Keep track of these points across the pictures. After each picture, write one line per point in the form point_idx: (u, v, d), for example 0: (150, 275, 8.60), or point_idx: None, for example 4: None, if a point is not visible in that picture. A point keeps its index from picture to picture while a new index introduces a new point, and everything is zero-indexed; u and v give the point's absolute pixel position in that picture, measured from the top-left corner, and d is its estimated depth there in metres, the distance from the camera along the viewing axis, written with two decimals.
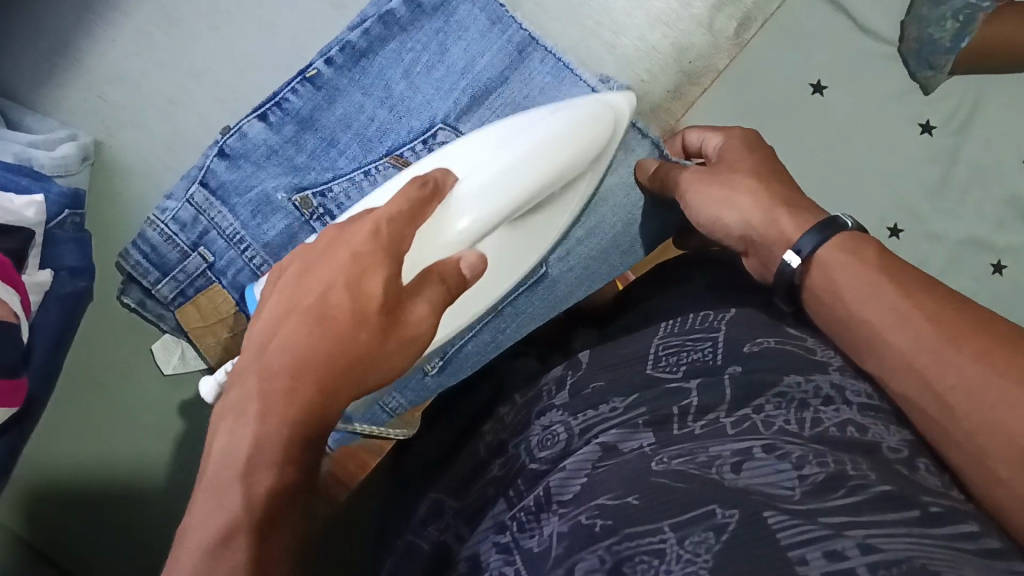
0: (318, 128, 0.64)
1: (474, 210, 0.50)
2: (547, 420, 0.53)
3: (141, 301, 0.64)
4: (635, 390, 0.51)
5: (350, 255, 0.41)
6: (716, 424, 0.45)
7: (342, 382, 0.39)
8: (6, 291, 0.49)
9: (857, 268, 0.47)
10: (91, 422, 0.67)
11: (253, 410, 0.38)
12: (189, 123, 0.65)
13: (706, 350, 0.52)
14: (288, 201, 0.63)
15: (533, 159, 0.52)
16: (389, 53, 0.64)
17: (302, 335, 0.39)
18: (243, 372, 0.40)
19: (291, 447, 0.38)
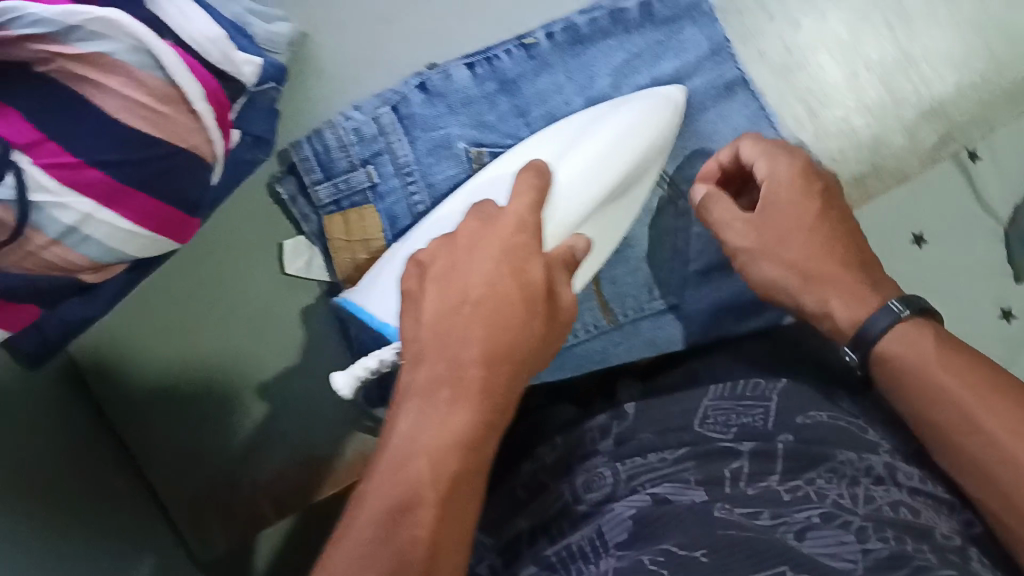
0: (517, 94, 0.64)
1: (577, 194, 0.55)
2: (591, 462, 0.54)
3: (294, 194, 0.66)
4: (684, 444, 0.53)
5: (505, 240, 0.45)
6: (771, 488, 0.46)
7: (519, 367, 0.43)
8: (213, 127, 0.50)
9: (954, 360, 0.48)
10: (191, 303, 0.68)
11: (443, 398, 0.41)
12: (390, 48, 0.66)
13: (756, 415, 0.54)
14: (464, 151, 0.64)
15: (606, 154, 0.56)
16: (604, 47, 0.64)
17: (484, 320, 0.42)
18: (426, 356, 0.42)
19: (472, 431, 0.41)
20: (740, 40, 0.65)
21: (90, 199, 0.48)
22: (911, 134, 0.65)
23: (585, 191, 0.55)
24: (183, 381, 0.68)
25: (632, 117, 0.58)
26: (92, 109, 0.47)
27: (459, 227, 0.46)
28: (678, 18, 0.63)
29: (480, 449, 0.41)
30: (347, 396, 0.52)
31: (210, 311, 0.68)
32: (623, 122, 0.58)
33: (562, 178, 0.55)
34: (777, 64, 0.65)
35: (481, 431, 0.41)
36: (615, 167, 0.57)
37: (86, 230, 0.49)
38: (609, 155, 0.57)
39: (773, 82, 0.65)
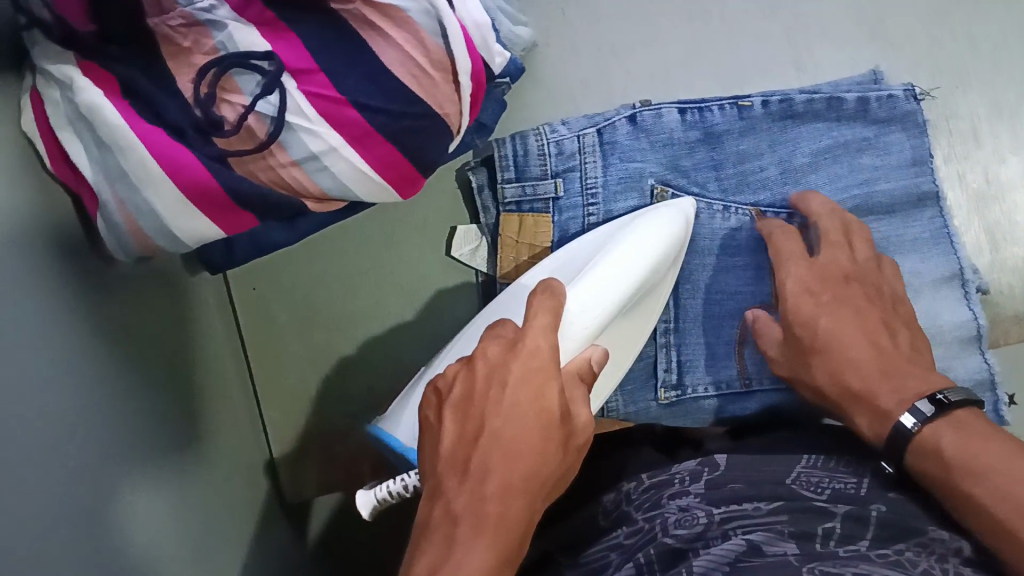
0: (717, 149, 0.67)
1: (590, 314, 0.56)
2: (680, 502, 0.55)
3: (482, 186, 0.68)
4: (780, 499, 0.53)
5: (524, 365, 0.46)
6: (860, 551, 0.46)
7: (534, 496, 0.44)
8: (467, 100, 0.53)
9: (969, 451, 0.49)
10: (349, 262, 0.71)
11: (466, 530, 0.41)
12: (613, 76, 0.69)
13: (848, 484, 0.54)
14: (650, 187, 0.66)
15: (624, 277, 0.58)
16: (813, 129, 0.66)
17: (511, 448, 0.44)
18: (447, 488, 0.44)
19: (493, 564, 0.41)
20: (944, 157, 0.67)
21: (340, 135, 0.51)
22: None
23: (593, 313, 0.56)
24: (322, 332, 0.72)
25: (655, 233, 0.61)
26: (371, 57, 0.51)
27: (480, 349, 0.49)
28: (891, 121, 0.66)
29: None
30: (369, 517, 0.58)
31: (364, 272, 0.71)
32: (638, 245, 0.60)
33: (576, 291, 0.57)
34: (973, 191, 0.67)
35: (503, 561, 0.41)
36: (625, 281, 0.58)
37: (328, 162, 0.52)
38: (626, 276, 0.59)
39: (967, 207, 0.67)
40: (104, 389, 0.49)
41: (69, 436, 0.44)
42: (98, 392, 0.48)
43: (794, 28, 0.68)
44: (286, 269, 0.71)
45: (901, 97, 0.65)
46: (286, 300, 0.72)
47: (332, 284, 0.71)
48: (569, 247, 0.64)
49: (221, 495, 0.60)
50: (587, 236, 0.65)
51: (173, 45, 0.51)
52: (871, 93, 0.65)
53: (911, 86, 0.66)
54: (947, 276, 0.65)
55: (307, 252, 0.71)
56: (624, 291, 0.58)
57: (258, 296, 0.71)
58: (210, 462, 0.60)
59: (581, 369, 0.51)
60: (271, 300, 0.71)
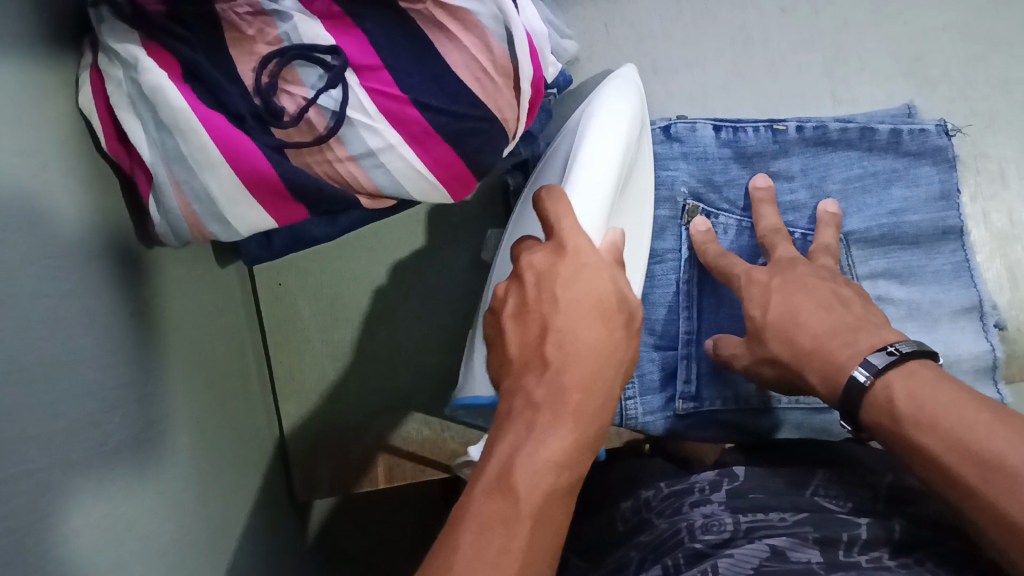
0: (750, 167, 0.68)
1: (597, 195, 0.51)
2: (704, 509, 0.57)
3: (518, 188, 0.70)
4: (803, 509, 0.55)
5: (578, 263, 0.45)
6: (882, 559, 0.48)
7: (604, 381, 0.43)
8: (524, 106, 0.54)
9: (917, 400, 0.47)
10: (377, 264, 0.72)
11: (544, 419, 0.41)
12: (653, 95, 0.70)
13: (864, 498, 0.56)
14: (683, 198, 0.68)
15: (607, 143, 0.54)
16: (844, 157, 0.68)
17: (581, 333, 0.43)
18: (523, 382, 0.43)
19: (567, 450, 0.41)
20: (970, 196, 0.68)
21: (399, 132, 0.51)
22: None
23: (595, 201, 0.51)
24: (342, 329, 0.72)
25: (618, 106, 0.56)
26: (435, 57, 0.51)
27: (531, 254, 0.47)
28: (921, 154, 0.67)
29: (576, 461, 0.41)
30: None
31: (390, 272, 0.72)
32: (619, 121, 0.55)
33: (575, 176, 0.52)
34: (996, 229, 0.68)
35: (581, 448, 0.41)
36: (618, 158, 0.53)
37: (384, 159, 0.52)
38: (617, 146, 0.54)
39: (991, 246, 0.68)
40: (143, 366, 0.49)
41: (106, 408, 0.44)
42: (131, 370, 0.48)
43: (833, 61, 0.70)
44: (315, 266, 0.72)
45: (933, 132, 0.67)
46: (311, 294, 0.72)
47: (359, 280, 0.72)
48: (559, 145, 0.60)
49: (237, 480, 0.60)
50: (569, 123, 0.61)
51: (236, 33, 0.51)
52: (904, 126, 0.67)
53: (943, 122, 0.68)
54: (966, 308, 0.66)
55: (334, 253, 0.72)
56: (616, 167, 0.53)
57: (282, 293, 0.72)
58: (229, 447, 0.60)
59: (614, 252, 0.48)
60: (298, 295, 0.72)
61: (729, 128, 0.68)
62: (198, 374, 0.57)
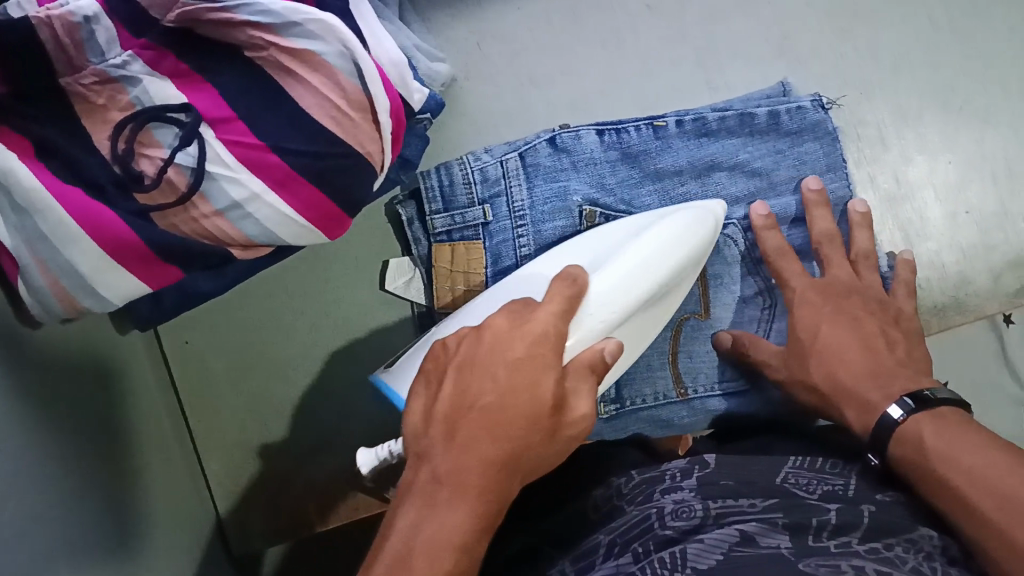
0: (638, 166, 0.69)
1: (603, 304, 0.53)
2: (676, 496, 0.53)
3: (412, 219, 0.68)
4: (774, 496, 0.51)
5: (528, 350, 0.46)
6: (852, 545, 0.44)
7: (512, 474, 0.44)
8: (388, 139, 0.54)
9: (945, 437, 0.49)
10: (282, 308, 0.71)
11: (443, 498, 0.42)
12: (534, 106, 0.70)
13: (838, 486, 0.52)
14: (577, 207, 0.67)
15: (643, 263, 0.55)
16: (729, 144, 0.68)
17: (482, 429, 0.43)
18: (435, 456, 0.43)
19: (466, 537, 0.41)
20: (854, 162, 0.69)
21: (262, 180, 0.51)
22: (994, 277, 0.68)
23: (594, 317, 0.52)
24: (255, 383, 0.71)
25: (688, 231, 0.58)
26: (290, 102, 0.51)
27: (488, 324, 0.48)
28: (802, 131, 0.68)
29: (476, 549, 0.41)
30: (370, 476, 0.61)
31: (298, 315, 0.71)
32: (676, 246, 0.57)
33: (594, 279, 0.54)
34: (884, 191, 0.69)
35: (482, 529, 0.42)
36: (651, 284, 0.55)
37: (251, 209, 0.52)
38: (654, 274, 0.56)
39: (881, 209, 0.68)
40: (59, 452, 0.47)
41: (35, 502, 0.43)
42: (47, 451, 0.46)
43: (704, 51, 0.71)
44: (218, 318, 0.71)
45: (809, 108, 0.68)
46: (220, 350, 0.71)
47: (269, 328, 0.71)
48: (601, 229, 0.62)
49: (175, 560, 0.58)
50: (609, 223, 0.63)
51: (87, 104, 0.49)
52: (780, 106, 0.68)
53: (818, 96, 0.69)
54: None
55: (237, 302, 0.71)
56: (631, 299, 0.54)
57: (192, 350, 0.71)
58: (163, 523, 0.58)
59: (595, 362, 0.48)
60: (207, 351, 0.71)
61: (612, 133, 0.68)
62: (108, 441, 0.54)
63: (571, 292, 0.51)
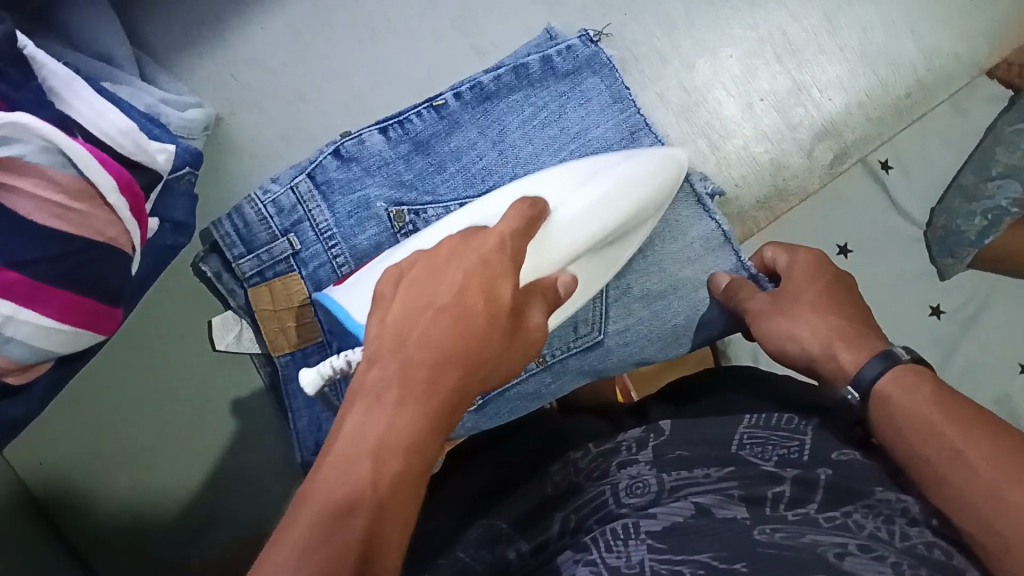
0: (432, 153, 0.66)
1: (568, 239, 0.55)
2: (634, 470, 0.49)
3: (219, 271, 0.65)
4: (731, 464, 0.48)
5: (476, 258, 0.44)
6: (808, 515, 0.42)
7: (467, 376, 0.40)
8: (131, 219, 0.52)
9: (931, 400, 0.47)
10: (125, 394, 0.67)
11: (392, 397, 0.37)
12: (311, 120, 0.68)
13: (793, 448, 0.49)
14: (384, 211, 0.64)
15: (602, 206, 0.58)
16: (512, 102, 0.66)
17: (441, 328, 0.40)
18: (380, 358, 0.40)
19: (419, 437, 0.37)
20: (639, 85, 0.68)
21: (11, 301, 0.47)
22: (807, 154, 0.68)
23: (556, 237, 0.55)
24: (120, 483, 0.67)
25: (639, 175, 0.60)
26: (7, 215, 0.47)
27: (439, 245, 0.46)
28: (579, 69, 0.67)
29: (425, 462, 0.37)
30: (311, 394, 0.52)
31: (145, 397, 0.68)
32: (625, 198, 0.59)
33: (557, 219, 0.55)
34: (676, 104, 0.68)
35: (433, 433, 0.38)
36: (599, 225, 0.57)
37: (10, 331, 0.47)
38: (603, 210, 0.58)
39: (676, 121, 0.68)
40: None
41: None
42: None
43: (462, 18, 0.68)
44: (60, 421, 0.66)
45: (579, 45, 0.67)
46: (71, 458, 0.66)
47: (119, 420, 0.67)
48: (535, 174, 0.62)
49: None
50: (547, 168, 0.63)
51: None
52: (551, 50, 0.67)
53: (584, 31, 0.68)
54: (681, 195, 0.67)
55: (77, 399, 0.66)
56: (607, 224, 0.58)
57: (44, 459, 0.66)
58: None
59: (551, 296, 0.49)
60: (58, 459, 0.66)
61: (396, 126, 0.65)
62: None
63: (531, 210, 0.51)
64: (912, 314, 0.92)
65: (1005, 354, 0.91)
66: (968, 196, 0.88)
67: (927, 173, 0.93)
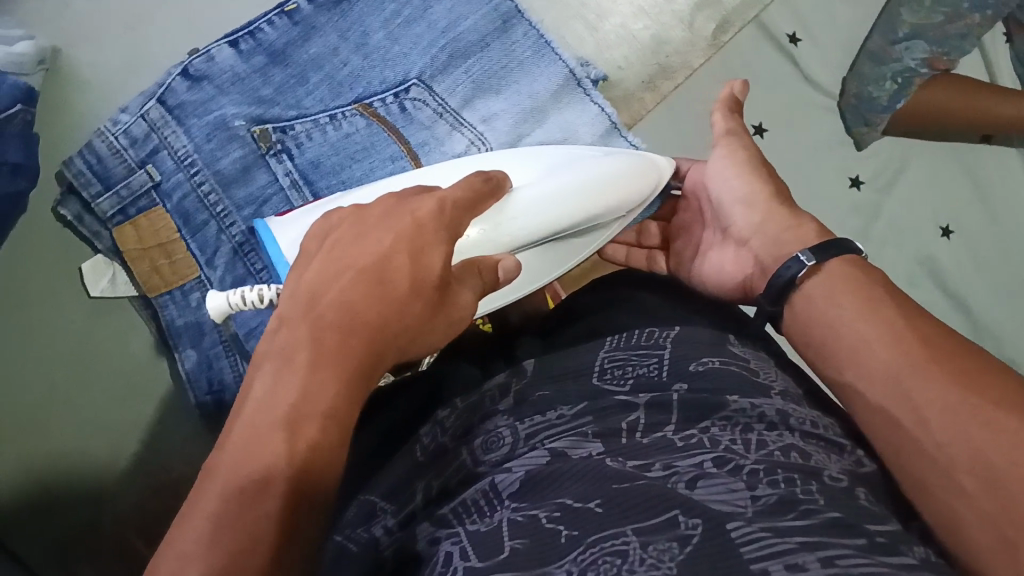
0: (289, 63, 0.63)
1: (529, 217, 0.51)
2: (493, 423, 0.52)
3: (79, 215, 0.61)
4: (583, 399, 0.51)
5: (409, 224, 0.41)
6: (665, 437, 0.45)
7: (388, 348, 0.38)
8: None
9: (862, 287, 0.47)
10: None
11: (303, 360, 0.35)
12: (152, 41, 0.63)
13: (651, 366, 0.52)
14: (246, 130, 0.61)
15: (568, 194, 0.53)
16: (371, 1, 0.64)
17: (358, 290, 0.37)
18: (290, 318, 0.37)
19: (336, 407, 0.35)
20: None
21: None
22: (687, 25, 0.66)
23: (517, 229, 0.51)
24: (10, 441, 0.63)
25: (621, 169, 0.55)
26: None
27: (372, 204, 0.43)
28: None
29: (345, 432, 0.35)
30: (217, 319, 0.50)
31: (20, 355, 0.64)
32: (597, 175, 0.54)
33: (517, 196, 0.51)
34: None
35: (352, 402, 0.35)
36: (560, 218, 0.52)
37: None
38: (570, 206, 0.53)
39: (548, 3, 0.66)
40: None
41: None
42: None
43: None
44: None
45: None
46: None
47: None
48: (504, 154, 0.58)
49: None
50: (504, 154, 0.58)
51: None
52: None
53: None
54: (563, 82, 0.65)
55: None
56: (566, 217, 0.53)
57: None
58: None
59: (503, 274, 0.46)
60: None
61: (248, 37, 0.62)
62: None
63: (482, 187, 0.47)
64: (833, 186, 0.89)
65: (929, 215, 0.90)
66: (875, 58, 0.84)
67: (831, 34, 0.90)
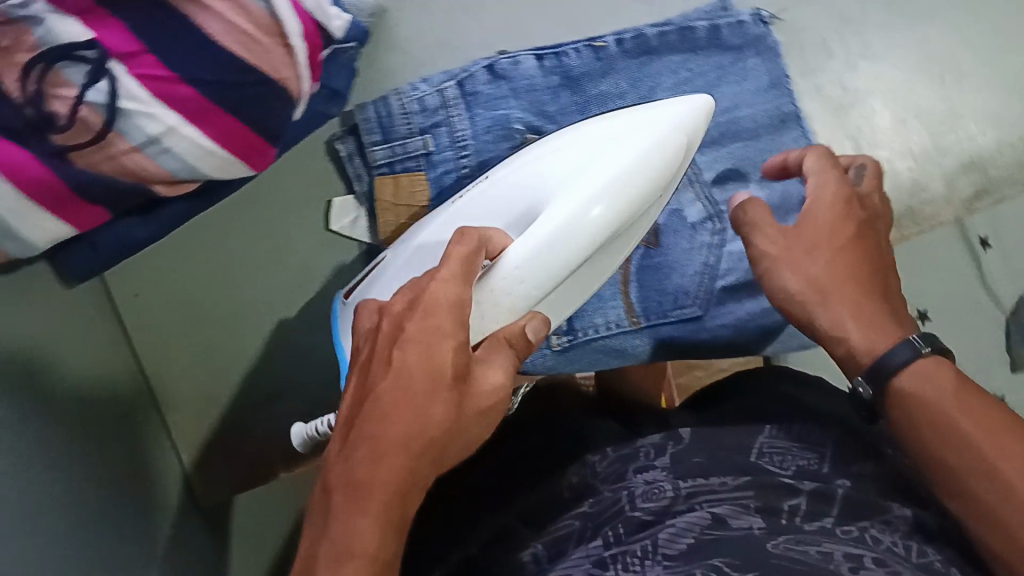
0: (580, 90, 0.66)
1: (530, 268, 0.47)
2: (647, 476, 0.51)
3: (351, 154, 0.68)
4: (745, 472, 0.50)
5: (419, 320, 0.40)
6: (826, 527, 0.43)
7: (422, 459, 0.38)
8: (306, 70, 0.53)
9: (923, 391, 0.43)
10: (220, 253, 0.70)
11: (339, 501, 0.37)
12: (467, 31, 0.69)
13: (812, 459, 0.51)
14: (521, 134, 0.65)
15: (587, 217, 0.47)
16: (669, 62, 0.67)
17: (376, 415, 0.39)
18: (329, 459, 0.39)
19: (372, 534, 0.36)
20: (801, 70, 0.69)
21: (177, 112, 0.50)
22: (950, 183, 0.69)
23: (583, 230, 0.47)
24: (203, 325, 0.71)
25: (654, 159, 0.48)
26: (193, 29, 0.49)
27: (395, 297, 0.43)
28: (744, 47, 0.67)
29: (387, 547, 0.37)
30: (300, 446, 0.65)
31: (241, 258, 0.70)
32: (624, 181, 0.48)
33: (517, 253, 0.47)
34: (830, 99, 0.69)
35: (390, 523, 0.37)
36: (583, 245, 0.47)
37: (168, 143, 0.51)
38: (578, 238, 0.47)
39: (826, 121, 0.69)
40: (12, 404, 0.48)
41: None
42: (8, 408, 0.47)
43: None
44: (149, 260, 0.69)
45: (750, 22, 0.67)
46: (166, 306, 0.70)
47: (207, 284, 0.70)
48: (522, 178, 0.53)
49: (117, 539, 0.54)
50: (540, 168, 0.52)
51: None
52: (721, 20, 0.67)
53: (759, 11, 0.68)
54: None
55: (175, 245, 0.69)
56: (569, 250, 0.47)
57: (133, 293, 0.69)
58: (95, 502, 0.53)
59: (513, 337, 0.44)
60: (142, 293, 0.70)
61: (554, 55, 0.66)
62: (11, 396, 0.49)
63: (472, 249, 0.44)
64: None
65: None
66: None
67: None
